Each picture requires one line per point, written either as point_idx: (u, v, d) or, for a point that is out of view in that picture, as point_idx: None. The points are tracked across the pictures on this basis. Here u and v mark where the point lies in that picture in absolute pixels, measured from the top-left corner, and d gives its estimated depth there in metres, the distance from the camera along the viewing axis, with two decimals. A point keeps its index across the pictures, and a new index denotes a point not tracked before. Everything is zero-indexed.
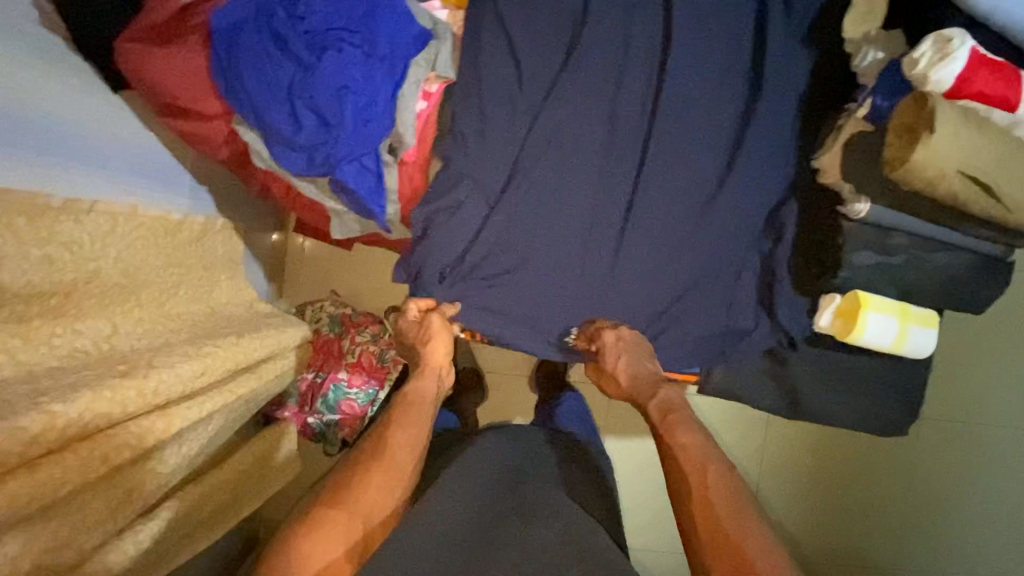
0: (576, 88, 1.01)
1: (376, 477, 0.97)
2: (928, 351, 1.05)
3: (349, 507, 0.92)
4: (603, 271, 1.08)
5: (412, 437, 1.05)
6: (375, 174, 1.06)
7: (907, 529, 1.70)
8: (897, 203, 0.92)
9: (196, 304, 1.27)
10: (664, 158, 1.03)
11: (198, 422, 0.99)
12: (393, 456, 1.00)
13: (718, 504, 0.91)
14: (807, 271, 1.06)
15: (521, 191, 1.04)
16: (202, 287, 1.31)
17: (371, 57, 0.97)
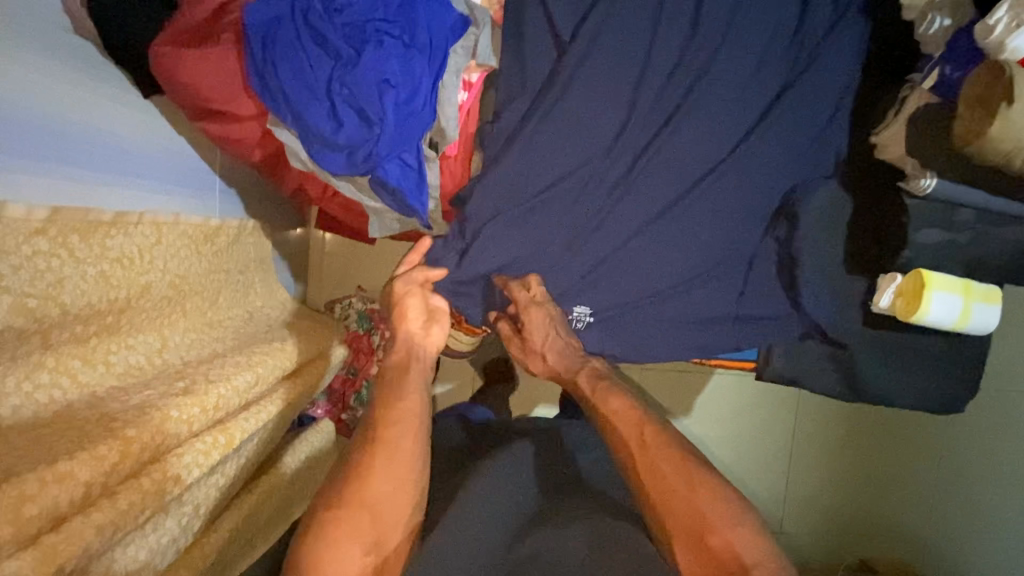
0: (620, 76, 0.98)
1: (379, 476, 0.85)
2: (989, 326, 1.02)
3: (355, 509, 0.82)
4: (637, 243, 1.05)
5: (411, 421, 0.91)
6: (417, 171, 1.03)
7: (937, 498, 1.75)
8: (967, 176, 0.89)
9: (235, 310, 1.29)
10: (712, 137, 0.99)
11: (255, 431, 0.99)
12: (394, 438, 0.88)
13: (668, 467, 0.86)
14: (866, 250, 1.03)
15: (567, 190, 1.02)
16: (238, 296, 1.33)
17: (411, 48, 0.93)
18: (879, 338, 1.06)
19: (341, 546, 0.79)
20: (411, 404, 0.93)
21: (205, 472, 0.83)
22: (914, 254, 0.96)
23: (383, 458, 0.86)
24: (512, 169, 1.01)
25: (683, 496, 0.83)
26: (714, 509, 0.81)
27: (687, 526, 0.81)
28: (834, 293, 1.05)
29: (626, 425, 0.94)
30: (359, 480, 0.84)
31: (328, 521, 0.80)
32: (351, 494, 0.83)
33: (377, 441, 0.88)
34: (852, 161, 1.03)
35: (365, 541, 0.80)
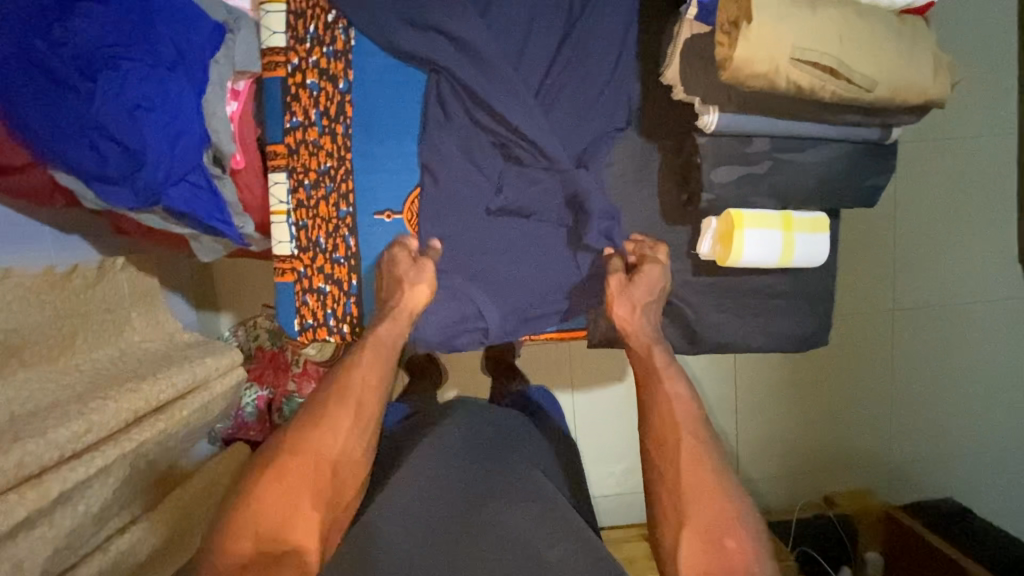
0: (399, 34, 0.91)
1: (333, 437, 0.79)
2: (820, 258, 0.97)
3: (309, 467, 0.77)
4: (485, 189, 0.96)
5: (367, 391, 0.83)
6: (210, 191, 1.00)
7: (854, 422, 1.97)
8: (749, 105, 0.83)
9: (103, 349, 1.22)
10: None
11: (89, 479, 0.99)
12: (360, 398, 0.83)
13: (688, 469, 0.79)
14: (675, 200, 0.99)
15: (520, 177, 0.96)
16: (108, 332, 1.25)
17: (155, 68, 0.89)
18: (715, 285, 1.01)
19: (284, 497, 0.74)
20: (375, 373, 0.85)
21: (11, 529, 0.86)
22: (716, 195, 0.90)
23: (344, 419, 0.81)
24: (316, 128, 0.94)
25: (717, 504, 0.77)
26: (736, 509, 0.77)
27: (702, 531, 0.75)
28: (661, 246, 1.00)
29: (685, 418, 0.84)
30: (317, 438, 0.78)
31: (278, 475, 0.76)
32: (305, 446, 0.78)
33: (335, 399, 0.82)
34: (649, 104, 0.96)
35: (309, 501, 0.75)
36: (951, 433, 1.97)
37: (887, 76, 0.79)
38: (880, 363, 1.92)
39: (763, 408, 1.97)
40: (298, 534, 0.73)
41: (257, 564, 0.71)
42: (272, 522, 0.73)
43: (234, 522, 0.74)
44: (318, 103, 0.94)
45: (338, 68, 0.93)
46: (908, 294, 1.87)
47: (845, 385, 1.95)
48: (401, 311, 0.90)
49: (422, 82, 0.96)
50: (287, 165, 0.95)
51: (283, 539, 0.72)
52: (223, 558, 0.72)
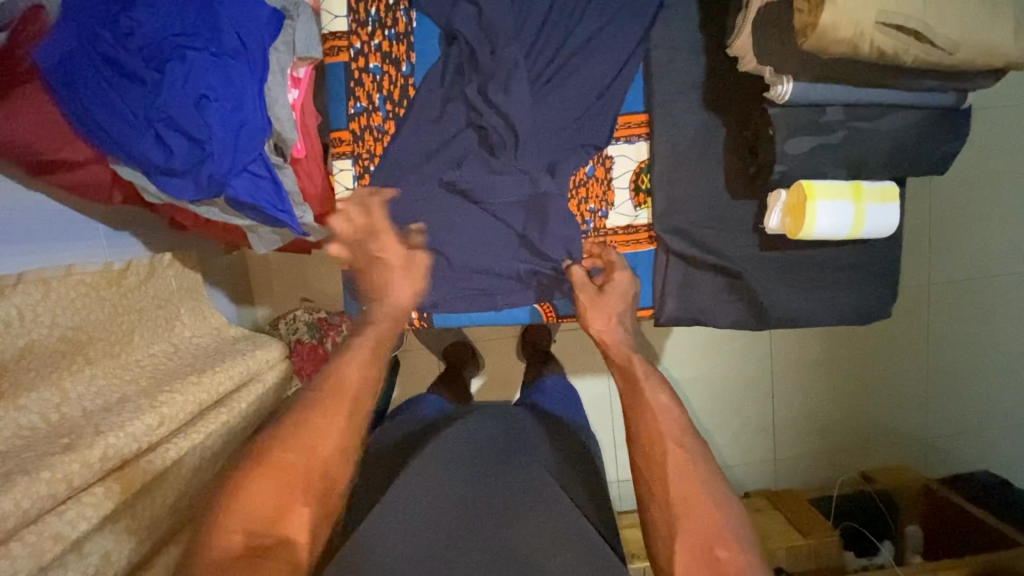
0: (460, 15, 0.90)
1: (327, 428, 0.74)
2: (890, 228, 0.96)
3: (292, 461, 0.71)
4: (516, 165, 0.94)
5: (365, 383, 0.79)
6: (270, 181, 1.00)
7: (891, 396, 1.96)
8: (825, 73, 0.82)
9: (156, 346, 1.22)
10: (568, 73, 0.93)
11: (165, 470, 1.00)
12: (349, 391, 0.78)
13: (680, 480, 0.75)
14: (741, 173, 0.98)
15: (558, 154, 0.95)
16: (160, 328, 1.25)
17: (219, 58, 0.88)
18: (779, 259, 1.00)
19: (274, 491, 0.69)
20: (370, 368, 0.81)
21: (99, 522, 0.86)
22: (788, 166, 0.89)
23: (340, 411, 0.75)
24: (360, 111, 0.93)
25: (707, 511, 0.73)
26: (724, 519, 0.73)
27: (695, 539, 0.71)
28: (727, 221, 0.99)
29: (668, 427, 0.80)
30: (306, 429, 0.73)
31: (262, 469, 0.70)
32: (298, 438, 0.72)
33: (329, 389, 0.77)
34: (714, 78, 0.95)
35: (298, 496, 0.69)
36: (989, 404, 1.97)
37: (970, 39, 0.78)
38: (916, 337, 1.91)
39: (799, 385, 1.96)
40: (285, 527, 0.68)
41: (240, 562, 0.64)
42: (262, 515, 0.68)
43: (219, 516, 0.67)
44: (381, 87, 0.93)
45: (400, 51, 0.93)
46: (947, 267, 1.85)
47: (882, 359, 1.94)
48: (391, 306, 0.87)
49: (434, 56, 0.93)
50: (352, 152, 0.94)
51: (270, 533, 0.66)
52: (208, 554, 0.65)
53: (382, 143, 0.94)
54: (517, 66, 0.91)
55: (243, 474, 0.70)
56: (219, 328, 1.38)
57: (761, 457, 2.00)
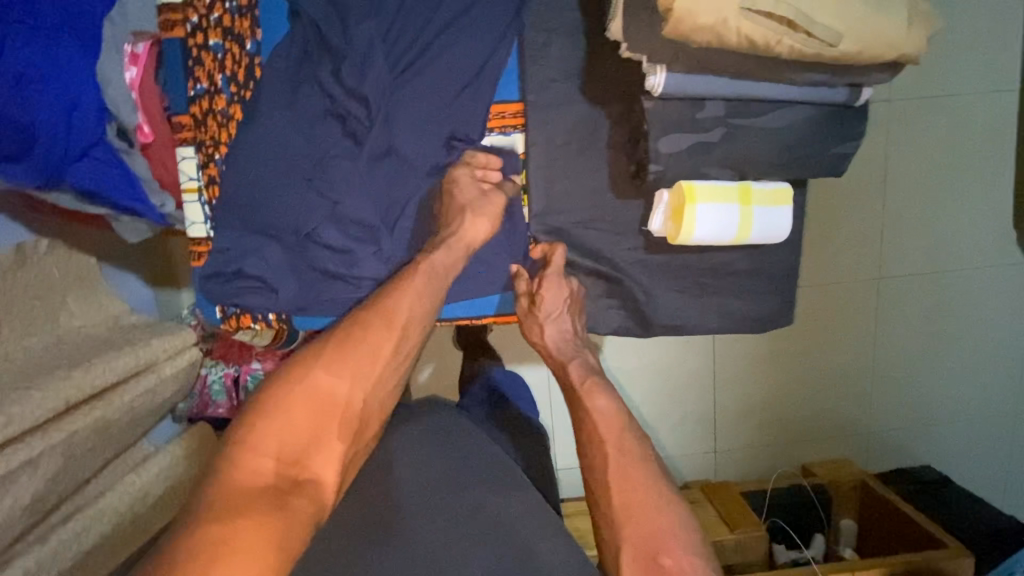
0: None
1: (375, 360, 0.73)
2: (781, 233, 0.89)
3: (331, 391, 0.69)
4: (372, 157, 0.86)
5: (415, 320, 0.79)
6: (116, 166, 0.91)
7: (833, 392, 1.93)
8: (697, 64, 0.73)
9: (33, 338, 1.17)
10: (431, 55, 0.84)
11: (12, 472, 0.96)
12: (403, 329, 0.78)
13: (630, 484, 0.78)
14: (624, 170, 0.90)
15: (422, 146, 0.87)
16: (40, 319, 1.22)
17: (36, 30, 0.80)
18: (669, 263, 0.93)
19: (313, 414, 0.67)
20: (422, 304, 0.80)
21: None
22: (664, 166, 0.81)
23: (389, 346, 0.75)
24: (201, 95, 0.85)
25: (654, 519, 0.75)
26: (670, 523, 0.75)
27: (640, 542, 0.74)
28: (611, 221, 0.91)
29: (609, 431, 0.83)
30: (354, 357, 0.72)
31: (301, 393, 0.68)
32: (345, 366, 0.71)
33: (379, 323, 0.76)
34: (595, 64, 0.86)
35: (337, 428, 0.68)
36: (931, 402, 1.94)
37: (853, 29, 0.70)
38: (862, 333, 1.86)
39: (738, 380, 1.92)
40: (319, 459, 0.65)
41: (271, 490, 0.61)
42: (297, 439, 0.65)
43: (244, 439, 0.64)
44: (223, 67, 0.84)
45: (243, 27, 0.84)
46: (893, 262, 1.79)
47: (826, 354, 1.89)
48: (458, 242, 0.86)
49: (282, 32, 0.84)
50: (194, 139, 0.86)
51: (303, 464, 0.64)
52: (236, 477, 0.61)
53: (228, 132, 0.86)
54: (373, 47, 0.83)
55: (282, 387, 0.68)
56: (116, 318, 1.39)
57: (701, 450, 1.97)
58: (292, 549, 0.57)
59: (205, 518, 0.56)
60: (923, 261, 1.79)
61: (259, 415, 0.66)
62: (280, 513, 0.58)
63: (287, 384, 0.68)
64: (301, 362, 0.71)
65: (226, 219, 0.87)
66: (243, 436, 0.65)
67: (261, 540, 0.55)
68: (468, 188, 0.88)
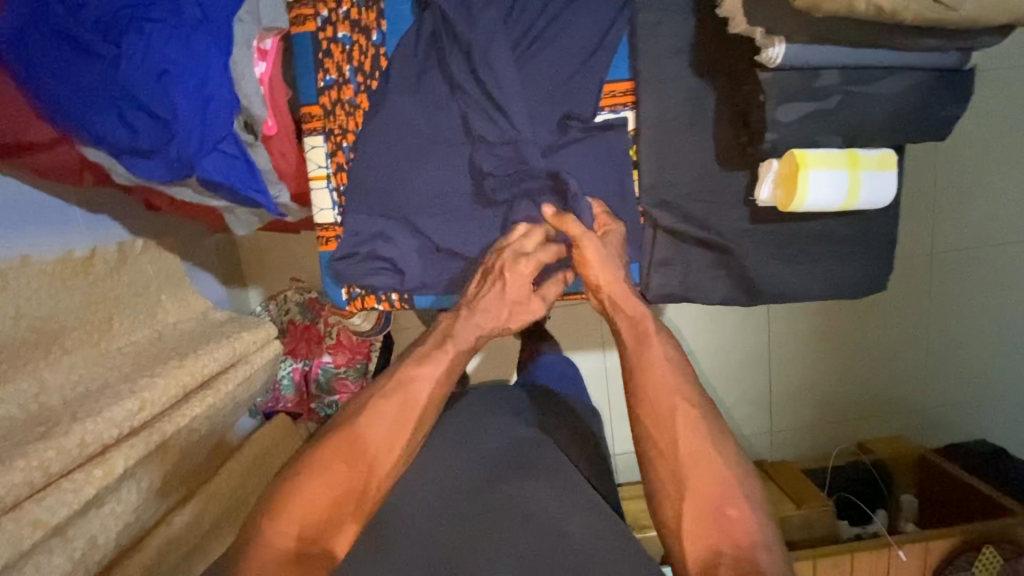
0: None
1: (390, 451, 0.78)
2: (884, 200, 0.93)
3: (351, 473, 0.75)
4: (494, 139, 0.90)
5: (428, 407, 0.82)
6: (243, 159, 0.96)
7: (890, 368, 1.95)
8: (820, 32, 0.77)
9: (139, 333, 1.22)
10: (547, 42, 0.89)
11: (149, 455, 1.00)
12: (413, 414, 0.80)
13: (687, 433, 0.79)
14: (731, 143, 0.93)
15: (540, 126, 0.91)
16: (141, 314, 1.24)
17: (178, 29, 0.84)
18: (772, 233, 0.96)
19: (334, 496, 0.73)
20: (435, 389, 0.82)
21: (81, 507, 0.87)
22: (780, 134, 0.84)
23: (405, 437, 0.79)
24: (332, 86, 0.89)
25: (716, 470, 0.77)
26: (733, 477, 0.77)
27: (704, 493, 0.76)
28: (718, 194, 0.95)
29: (669, 382, 0.83)
30: (370, 437, 0.77)
31: (319, 476, 0.74)
32: (361, 457, 0.76)
33: (396, 407, 0.79)
34: (704, 41, 0.90)
35: (352, 509, 0.74)
36: (988, 374, 1.95)
37: None
38: (918, 307, 1.88)
39: (796, 359, 1.94)
40: (337, 537, 0.73)
41: (292, 563, 0.69)
42: (320, 515, 0.72)
43: (275, 514, 0.72)
44: (351, 57, 0.88)
45: (370, 19, 0.88)
46: (948, 236, 1.81)
47: (881, 330, 1.91)
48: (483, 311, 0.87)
49: (408, 23, 0.89)
50: (323, 128, 0.90)
51: (320, 539, 0.71)
52: (264, 549, 0.70)
53: (356, 120, 0.90)
54: (495, 34, 0.87)
55: (307, 468, 0.75)
56: (204, 312, 1.36)
57: (758, 429, 1.99)
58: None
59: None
60: (977, 234, 1.81)
61: (285, 495, 0.73)
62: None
63: (311, 469, 0.74)
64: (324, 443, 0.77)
65: (355, 204, 0.91)
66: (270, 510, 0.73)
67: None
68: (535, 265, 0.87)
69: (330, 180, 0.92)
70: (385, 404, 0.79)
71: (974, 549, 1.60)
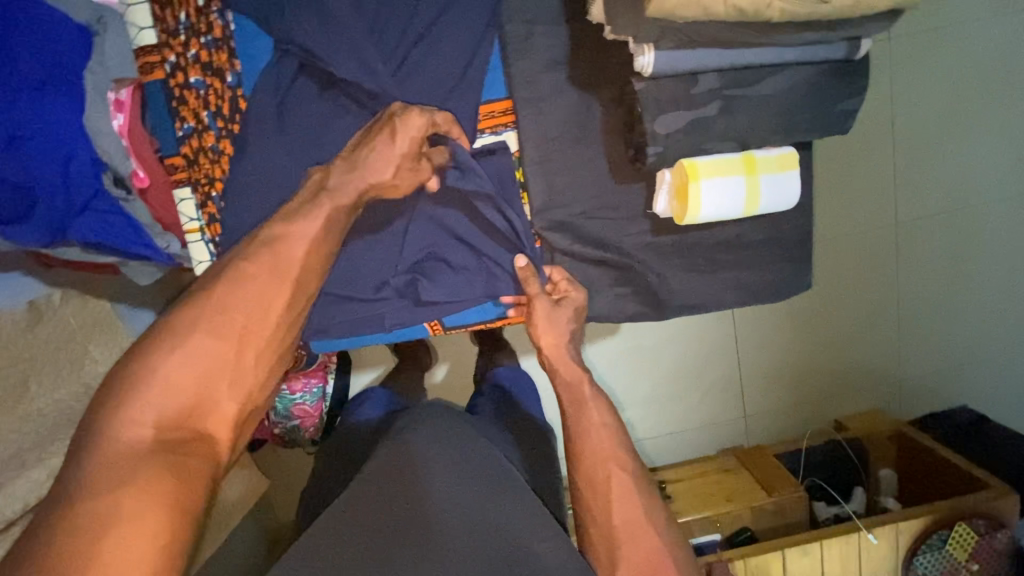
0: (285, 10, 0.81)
1: (264, 317, 0.62)
2: (789, 201, 0.87)
3: (217, 346, 0.60)
4: None
5: (310, 271, 0.67)
6: (120, 215, 0.90)
7: (869, 343, 1.81)
8: (685, 38, 0.70)
9: (64, 390, 1.13)
10: (415, 63, 0.83)
11: None
12: (289, 272, 0.65)
13: (620, 504, 0.76)
14: (623, 155, 0.88)
15: None
16: (65, 370, 1.14)
17: (18, 90, 0.78)
18: (678, 244, 0.92)
19: (196, 376, 0.59)
20: (317, 250, 0.68)
21: None
22: (662, 148, 0.79)
23: (282, 302, 0.64)
24: (194, 135, 0.86)
25: (650, 539, 0.74)
26: (668, 545, 0.74)
27: (637, 565, 0.72)
28: (617, 207, 0.90)
29: (603, 446, 0.80)
30: (237, 299, 0.62)
31: (176, 350, 0.59)
32: (229, 325, 0.61)
33: (266, 272, 0.64)
34: (581, 50, 0.85)
35: (226, 387, 0.60)
36: (974, 345, 1.84)
37: None
38: (892, 279, 1.75)
39: (773, 346, 1.80)
40: (210, 417, 0.59)
41: (153, 453, 0.56)
42: (182, 396, 0.58)
43: (121, 403, 0.57)
44: (208, 103, 0.85)
45: (222, 60, 0.84)
46: (921, 203, 1.68)
47: (860, 305, 1.77)
48: (356, 180, 0.74)
49: (268, 55, 0.85)
50: (188, 179, 0.87)
51: (188, 424, 0.58)
52: (115, 443, 0.56)
53: (224, 167, 0.87)
54: (358, 63, 0.82)
55: (159, 344, 0.59)
56: None
57: (730, 416, 1.85)
58: (187, 512, 0.55)
59: (90, 489, 0.53)
60: (951, 199, 1.69)
61: (135, 377, 0.58)
62: (168, 479, 0.55)
63: (167, 343, 0.59)
64: (181, 314, 0.61)
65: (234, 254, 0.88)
66: (117, 392, 0.58)
67: (149, 512, 0.53)
68: (413, 142, 0.77)
69: (210, 232, 0.89)
70: (249, 267, 0.63)
71: (948, 526, 1.47)
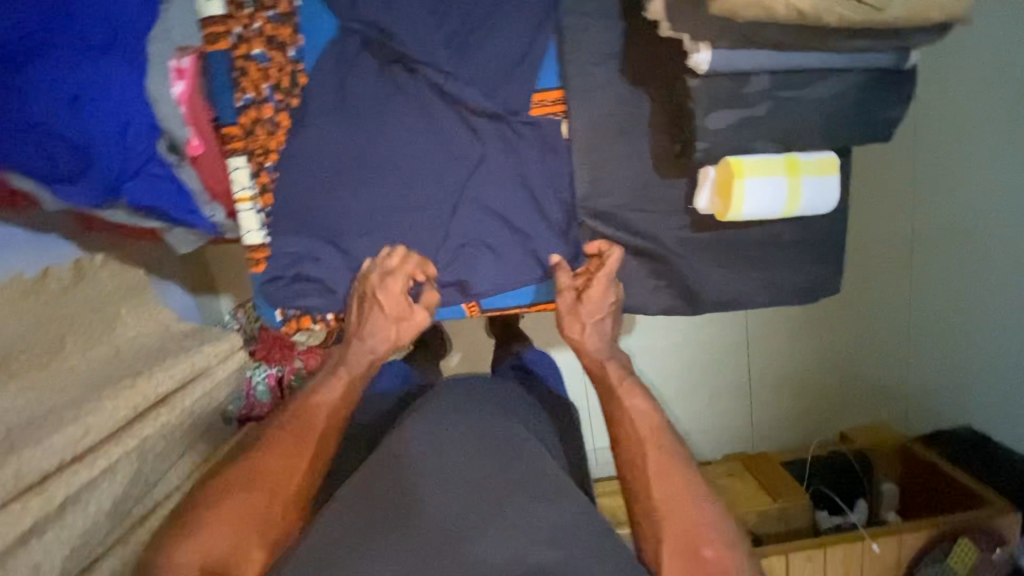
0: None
1: (293, 474, 0.79)
2: (828, 205, 0.90)
3: (259, 490, 0.75)
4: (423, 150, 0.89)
5: (331, 428, 0.85)
6: (172, 182, 0.86)
7: (880, 357, 1.83)
8: (744, 38, 0.72)
9: (95, 350, 1.14)
10: (472, 49, 0.86)
11: (95, 479, 0.98)
12: (314, 428, 0.84)
13: (658, 481, 0.79)
14: (667, 150, 0.90)
15: (469, 142, 0.89)
16: (97, 330, 1.16)
17: (82, 52, 0.74)
18: (716, 240, 0.94)
19: (231, 530, 0.72)
20: (338, 398, 0.88)
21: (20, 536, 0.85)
22: (710, 144, 0.82)
23: (303, 457, 0.80)
24: (257, 105, 0.88)
25: (689, 511, 0.76)
26: (705, 522, 0.75)
27: (681, 535, 0.74)
28: (659, 200, 0.92)
29: (645, 431, 0.85)
30: (267, 455, 0.79)
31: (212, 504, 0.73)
32: (261, 482, 0.76)
33: (289, 433, 0.82)
34: (632, 47, 0.87)
35: (256, 536, 0.72)
36: None
37: None
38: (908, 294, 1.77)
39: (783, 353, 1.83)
40: (241, 565, 0.70)
41: None
42: (217, 547, 0.70)
43: (188, 539, 0.70)
44: (268, 76, 0.88)
45: (285, 35, 0.88)
46: (947, 218, 1.68)
47: (871, 318, 1.79)
48: (366, 353, 0.92)
49: (330, 36, 0.88)
50: (244, 149, 0.89)
51: (222, 564, 0.69)
52: None
53: (281, 139, 0.89)
54: (417, 46, 0.84)
55: (204, 509, 0.73)
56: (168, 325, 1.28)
57: (737, 421, 1.87)
58: None
59: None
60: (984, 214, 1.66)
61: (189, 520, 0.72)
62: None
63: (208, 502, 0.74)
64: (218, 481, 0.77)
65: (287, 224, 0.91)
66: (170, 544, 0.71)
67: None
68: (403, 279, 0.89)
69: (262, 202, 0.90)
70: (283, 427, 0.83)
71: (951, 539, 1.50)
